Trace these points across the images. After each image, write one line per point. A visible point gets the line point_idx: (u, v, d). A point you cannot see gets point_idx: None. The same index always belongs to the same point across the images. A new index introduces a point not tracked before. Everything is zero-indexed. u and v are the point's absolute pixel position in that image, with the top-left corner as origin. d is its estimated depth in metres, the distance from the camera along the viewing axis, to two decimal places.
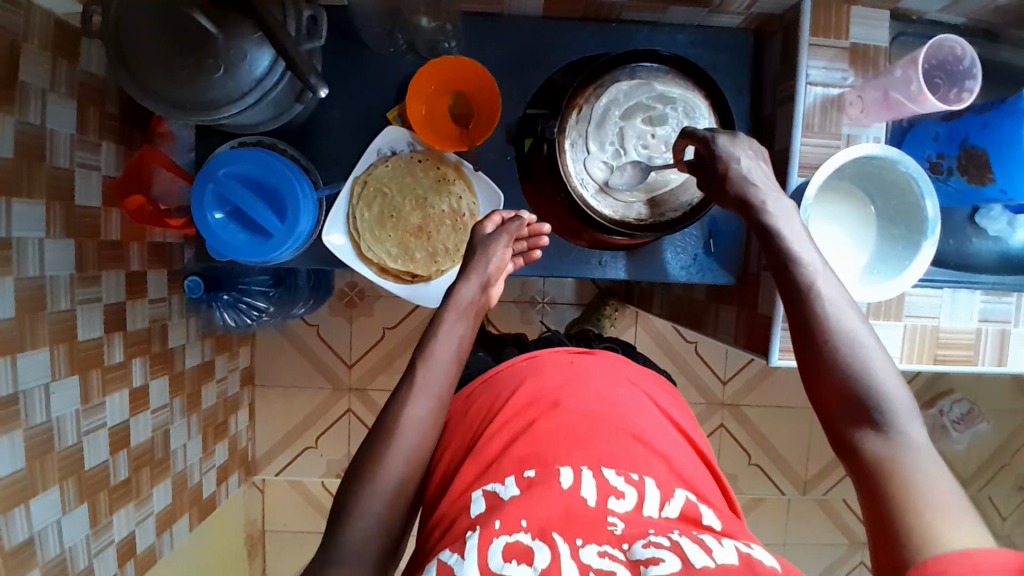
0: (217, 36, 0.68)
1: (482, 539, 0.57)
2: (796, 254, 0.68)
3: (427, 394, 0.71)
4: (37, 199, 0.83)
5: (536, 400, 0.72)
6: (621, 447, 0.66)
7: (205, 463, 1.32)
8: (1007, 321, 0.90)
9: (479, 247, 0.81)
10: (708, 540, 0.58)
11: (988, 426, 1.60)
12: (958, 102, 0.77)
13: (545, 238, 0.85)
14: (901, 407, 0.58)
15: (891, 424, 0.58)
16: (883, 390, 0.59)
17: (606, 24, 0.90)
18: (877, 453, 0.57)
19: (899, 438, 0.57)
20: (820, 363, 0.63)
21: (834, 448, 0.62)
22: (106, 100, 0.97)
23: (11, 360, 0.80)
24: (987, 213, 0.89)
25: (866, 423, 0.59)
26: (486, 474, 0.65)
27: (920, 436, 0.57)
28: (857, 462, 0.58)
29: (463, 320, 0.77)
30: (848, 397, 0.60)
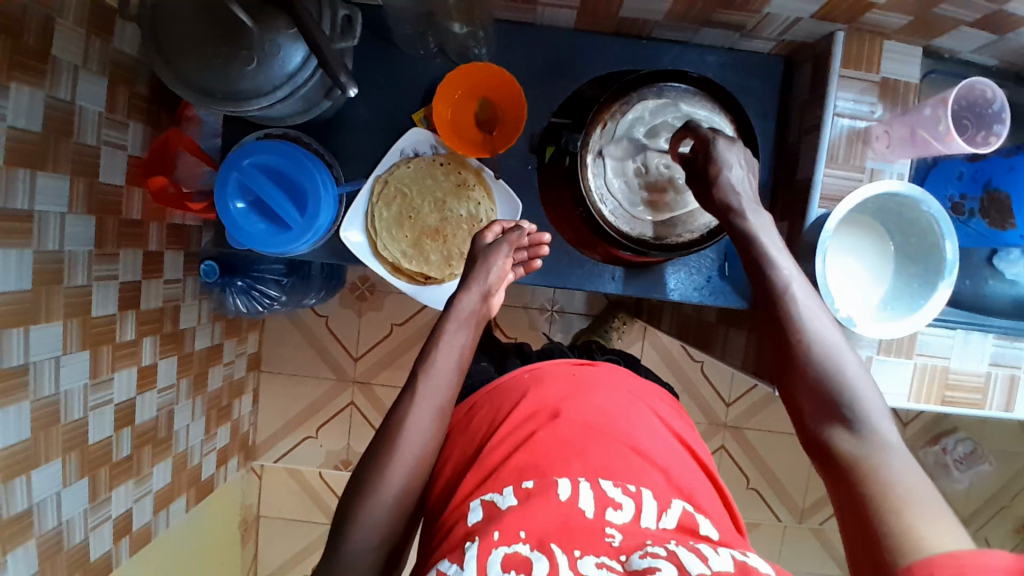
0: (252, 30, 0.69)
1: (482, 550, 0.57)
2: (775, 261, 0.72)
3: (429, 404, 0.71)
4: (62, 175, 0.84)
5: (537, 411, 0.72)
6: (618, 459, 0.66)
7: (205, 445, 1.34)
8: (1017, 367, 0.89)
9: (481, 257, 0.81)
10: (705, 549, 0.57)
11: (990, 468, 1.58)
12: (984, 146, 0.76)
13: (546, 248, 0.85)
14: (871, 407, 0.62)
15: (862, 423, 0.61)
16: (854, 389, 0.63)
17: (636, 40, 0.90)
18: (848, 451, 0.61)
19: (868, 435, 0.61)
20: (794, 367, 0.67)
21: (811, 450, 0.65)
22: (137, 80, 0.98)
23: (25, 332, 0.82)
24: (1005, 257, 0.88)
25: (837, 422, 0.63)
26: (486, 483, 0.66)
27: (889, 433, 0.61)
28: (830, 461, 0.62)
29: (465, 329, 0.77)
30: (821, 398, 0.64)
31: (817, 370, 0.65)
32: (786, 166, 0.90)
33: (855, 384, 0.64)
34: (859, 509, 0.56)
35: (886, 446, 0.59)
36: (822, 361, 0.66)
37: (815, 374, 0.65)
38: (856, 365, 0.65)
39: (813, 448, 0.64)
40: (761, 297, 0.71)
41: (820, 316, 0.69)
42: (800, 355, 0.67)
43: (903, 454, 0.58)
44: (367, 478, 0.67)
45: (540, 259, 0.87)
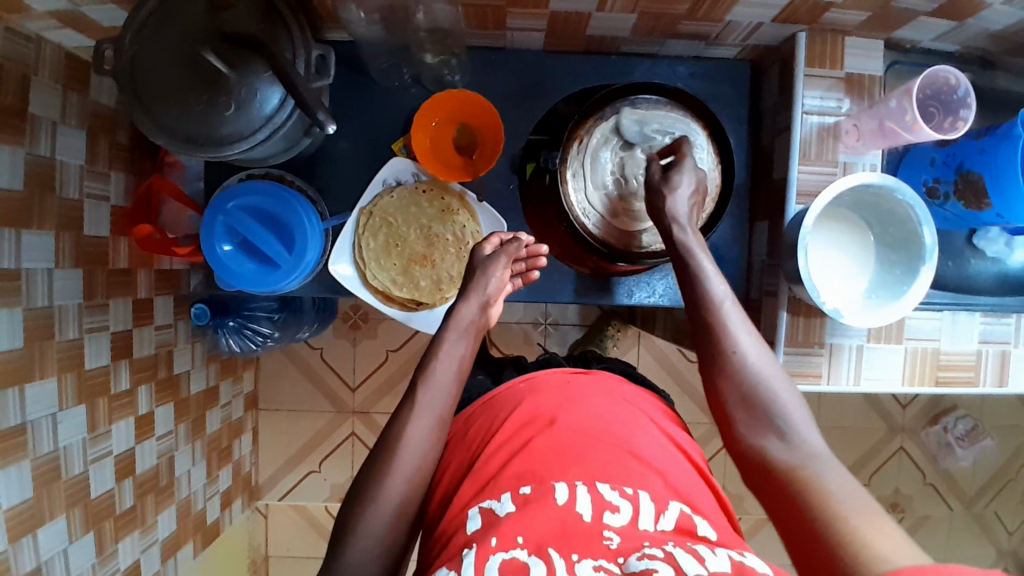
0: (229, 75, 0.70)
1: (480, 556, 0.57)
2: (704, 274, 0.75)
3: (430, 413, 0.73)
4: (47, 231, 0.85)
5: (533, 419, 0.73)
6: (615, 462, 0.67)
7: (209, 488, 1.32)
8: (1006, 342, 0.91)
9: (479, 269, 0.83)
10: (702, 550, 0.57)
11: (993, 444, 1.59)
12: (952, 131, 0.78)
13: (542, 259, 0.88)
14: (797, 416, 0.67)
15: (790, 430, 0.67)
16: (781, 401, 0.68)
17: (606, 56, 0.92)
18: (780, 457, 0.66)
19: (798, 443, 0.66)
20: (727, 379, 0.71)
21: (744, 461, 0.69)
22: (116, 131, 0.98)
23: (20, 391, 0.81)
24: (985, 235, 0.91)
25: (768, 431, 0.67)
26: (484, 491, 0.66)
27: (817, 442, 0.66)
28: (767, 471, 0.66)
29: (464, 339, 0.79)
30: (751, 409, 0.69)
31: (748, 381, 0.70)
32: (761, 166, 0.92)
33: (782, 395, 0.69)
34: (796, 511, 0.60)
35: (813, 452, 0.65)
36: (752, 373, 0.70)
37: (746, 385, 0.70)
38: (781, 378, 0.70)
39: (749, 459, 0.68)
40: (693, 310, 0.75)
41: (748, 329, 0.72)
42: (732, 368, 0.71)
43: (830, 459, 0.63)
44: (373, 506, 0.68)
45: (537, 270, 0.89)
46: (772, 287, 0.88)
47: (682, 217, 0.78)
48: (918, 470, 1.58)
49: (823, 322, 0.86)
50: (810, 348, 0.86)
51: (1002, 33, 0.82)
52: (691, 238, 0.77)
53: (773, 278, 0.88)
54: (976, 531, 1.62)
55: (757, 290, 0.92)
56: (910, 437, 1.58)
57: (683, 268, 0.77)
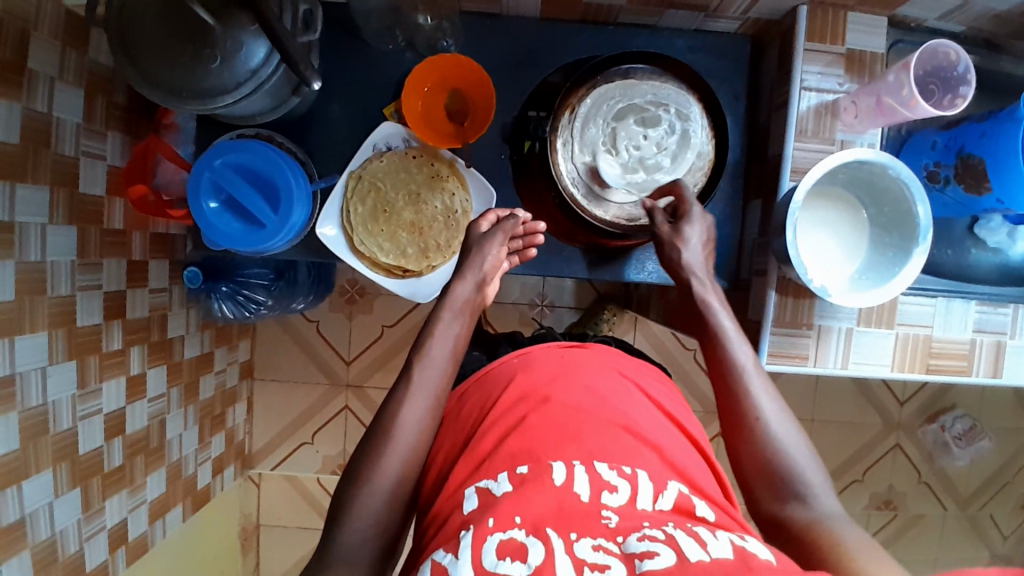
0: (215, 28, 0.69)
1: (476, 538, 0.55)
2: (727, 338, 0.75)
3: (425, 395, 0.73)
4: (41, 185, 0.85)
5: (527, 395, 0.72)
6: (612, 441, 0.66)
7: (200, 454, 1.33)
8: (1002, 333, 0.88)
9: (474, 247, 0.83)
10: (703, 534, 0.55)
11: (990, 445, 1.56)
12: (951, 108, 0.76)
13: (540, 237, 0.87)
14: (816, 480, 0.68)
15: (810, 494, 0.67)
16: (802, 465, 0.69)
17: (604, 26, 0.90)
18: (797, 517, 0.66)
19: (816, 507, 0.66)
20: (748, 444, 0.71)
21: (764, 524, 0.69)
22: (115, 91, 0.98)
23: (9, 342, 0.82)
24: (986, 224, 0.89)
25: (788, 496, 0.67)
26: (479, 470, 0.65)
27: (835, 506, 0.66)
28: (789, 534, 0.66)
29: (458, 320, 0.80)
30: (771, 473, 0.69)
31: (768, 446, 0.70)
32: (759, 144, 0.90)
33: (803, 461, 0.69)
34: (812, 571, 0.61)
35: (830, 513, 0.65)
36: (773, 438, 0.70)
37: (769, 450, 0.69)
38: (800, 444, 0.70)
39: (769, 522, 0.68)
40: (716, 372, 0.75)
41: (771, 394, 0.72)
42: (755, 432, 0.71)
43: (846, 521, 0.64)
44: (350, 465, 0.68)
45: (535, 249, 0.89)
46: (762, 267, 0.87)
47: (702, 273, 0.79)
48: (913, 468, 1.56)
49: (812, 304, 0.85)
50: (798, 329, 0.85)
51: (1009, 12, 0.79)
52: (710, 293, 0.78)
53: (764, 256, 0.86)
54: (969, 531, 1.59)
55: (748, 270, 0.91)
56: (906, 434, 1.56)
57: (706, 329, 0.77)
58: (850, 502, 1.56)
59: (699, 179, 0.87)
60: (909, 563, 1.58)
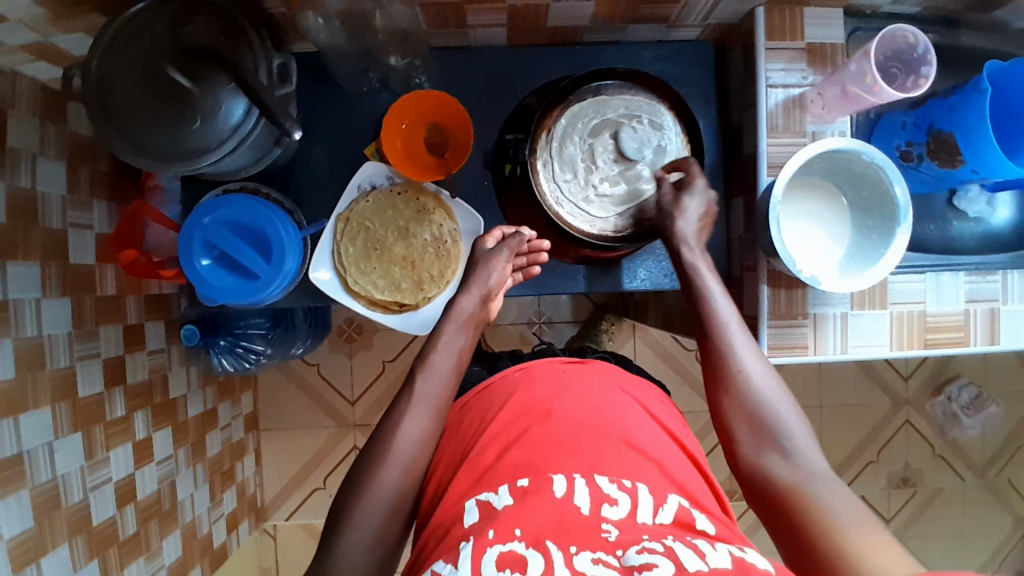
0: (193, 90, 0.71)
1: (476, 549, 0.56)
2: (711, 295, 0.79)
3: (425, 406, 0.74)
4: (32, 260, 0.86)
5: (528, 409, 0.73)
6: (612, 454, 0.66)
7: (214, 512, 1.32)
8: (994, 299, 0.89)
9: (481, 262, 0.86)
10: (702, 545, 0.56)
11: (999, 410, 1.57)
12: (915, 89, 0.79)
13: (543, 255, 0.89)
14: (799, 435, 0.70)
15: (793, 450, 0.69)
16: (785, 421, 0.71)
17: (571, 47, 0.93)
18: (780, 475, 0.68)
19: (798, 462, 0.69)
20: (733, 400, 0.74)
21: (746, 483, 0.71)
22: (97, 158, 0.99)
23: (14, 420, 0.82)
24: (964, 196, 0.91)
25: (772, 448, 0.70)
26: (479, 483, 0.66)
27: (817, 461, 0.69)
28: (771, 490, 0.68)
29: (463, 332, 0.81)
30: (755, 428, 0.72)
31: (753, 402, 0.73)
32: (733, 143, 0.93)
33: (788, 419, 0.72)
34: (796, 526, 0.63)
35: (814, 469, 0.68)
36: (757, 392, 0.73)
37: (752, 405, 0.72)
38: (784, 399, 0.73)
39: (752, 478, 0.70)
40: (700, 329, 0.78)
41: (753, 352, 0.76)
42: (739, 387, 0.74)
43: (828, 475, 0.67)
44: (367, 503, 0.68)
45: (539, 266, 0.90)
46: (752, 262, 0.88)
47: (697, 243, 0.82)
48: (926, 443, 1.57)
49: (805, 293, 0.86)
50: (794, 320, 0.86)
51: None
52: (698, 258, 0.82)
53: (753, 253, 0.88)
54: (990, 500, 1.60)
55: (738, 267, 0.92)
56: (915, 410, 1.57)
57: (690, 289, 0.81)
58: (868, 483, 1.56)
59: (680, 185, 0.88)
60: (935, 538, 1.58)
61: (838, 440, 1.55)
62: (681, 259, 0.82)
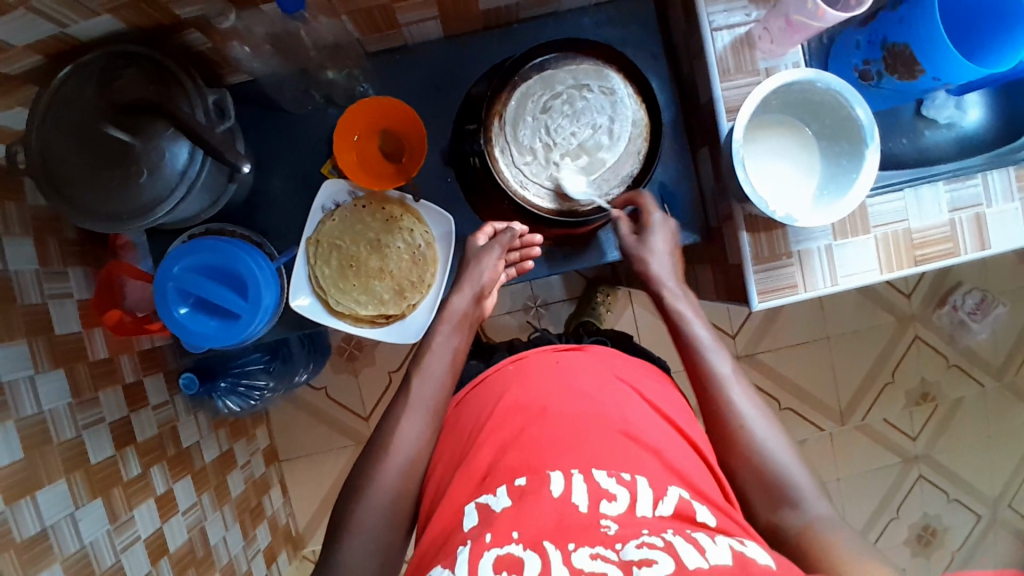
0: (134, 144, 0.70)
1: (474, 554, 0.58)
2: (704, 346, 0.80)
3: (420, 409, 0.77)
4: (18, 340, 0.85)
5: (524, 407, 0.73)
6: (612, 448, 0.67)
7: (249, 550, 1.32)
8: (978, 204, 0.87)
9: (472, 260, 0.87)
10: (702, 539, 0.56)
11: (1005, 310, 1.56)
12: (859, 7, 0.77)
13: (536, 249, 0.89)
14: (805, 484, 0.69)
15: (802, 500, 0.68)
16: (790, 471, 0.70)
17: (508, 27, 0.91)
18: (792, 525, 0.67)
19: (808, 512, 0.67)
20: (738, 453, 0.73)
21: (760, 534, 0.70)
22: (62, 228, 0.98)
23: (31, 500, 0.82)
24: (932, 104, 0.90)
25: (781, 503, 0.69)
26: (479, 487, 0.67)
27: (828, 509, 0.67)
28: (784, 541, 0.67)
29: (457, 333, 0.84)
30: (761, 478, 0.71)
31: (756, 455, 0.72)
32: (689, 94, 0.91)
33: (793, 471, 0.70)
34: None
35: (824, 519, 0.66)
36: (759, 443, 0.73)
37: (756, 456, 0.72)
38: (790, 451, 0.72)
39: (765, 530, 0.69)
40: (698, 382, 0.79)
41: (754, 403, 0.76)
42: (742, 443, 0.73)
43: (840, 524, 0.66)
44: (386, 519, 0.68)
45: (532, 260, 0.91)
46: (727, 212, 0.87)
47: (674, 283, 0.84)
48: (939, 355, 1.56)
49: (785, 233, 0.85)
50: (778, 261, 0.85)
51: None
52: (685, 306, 0.83)
53: (727, 202, 0.86)
54: (1011, 400, 1.59)
55: (715, 219, 0.91)
56: (922, 324, 1.56)
57: (681, 340, 0.82)
58: (888, 406, 1.55)
59: (641, 146, 0.86)
60: (963, 448, 1.58)
61: (850, 367, 1.55)
62: (667, 307, 0.84)
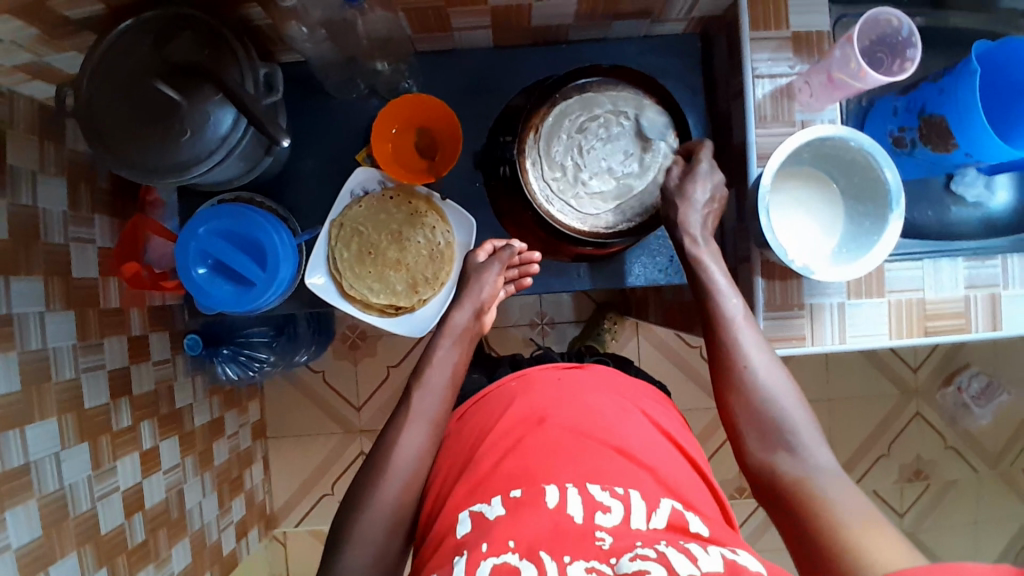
0: (182, 103, 0.72)
1: (471, 563, 0.58)
2: (720, 289, 0.80)
3: (422, 421, 0.77)
4: (35, 276, 0.87)
5: (524, 418, 0.74)
6: (607, 462, 0.67)
7: (223, 520, 1.32)
8: (995, 285, 0.88)
9: (473, 276, 0.88)
10: (695, 549, 0.57)
11: (1011, 398, 1.54)
12: (902, 73, 0.78)
13: (536, 266, 0.92)
14: (805, 431, 0.72)
15: (800, 446, 0.71)
16: (790, 417, 0.73)
17: (556, 45, 0.93)
18: (788, 471, 0.70)
19: (805, 458, 0.70)
20: (740, 396, 0.75)
21: (751, 474, 0.74)
22: (96, 176, 1.01)
23: (20, 433, 0.83)
24: (962, 179, 0.90)
25: (778, 447, 0.72)
26: (474, 493, 0.67)
27: (825, 456, 0.70)
28: (777, 485, 0.70)
29: (457, 345, 0.85)
30: (760, 421, 0.74)
31: (759, 399, 0.74)
32: (723, 135, 0.93)
33: (792, 412, 0.73)
34: (798, 520, 0.65)
35: (819, 465, 0.69)
36: (762, 388, 0.75)
37: (758, 400, 0.74)
38: (791, 396, 0.75)
39: (759, 470, 0.72)
40: (705, 322, 0.80)
41: (761, 348, 0.77)
42: (745, 385, 0.75)
43: (834, 472, 0.68)
44: None
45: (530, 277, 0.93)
46: (745, 255, 0.88)
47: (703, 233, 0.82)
48: (937, 434, 1.54)
49: (800, 284, 0.85)
50: (789, 311, 0.86)
51: None
52: (705, 252, 0.82)
53: (746, 245, 0.87)
54: (1005, 489, 1.57)
55: (731, 260, 0.92)
56: (925, 400, 1.54)
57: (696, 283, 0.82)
58: (879, 477, 1.53)
59: None
60: (949, 531, 1.55)
61: (847, 431, 1.53)
62: (686, 254, 0.82)
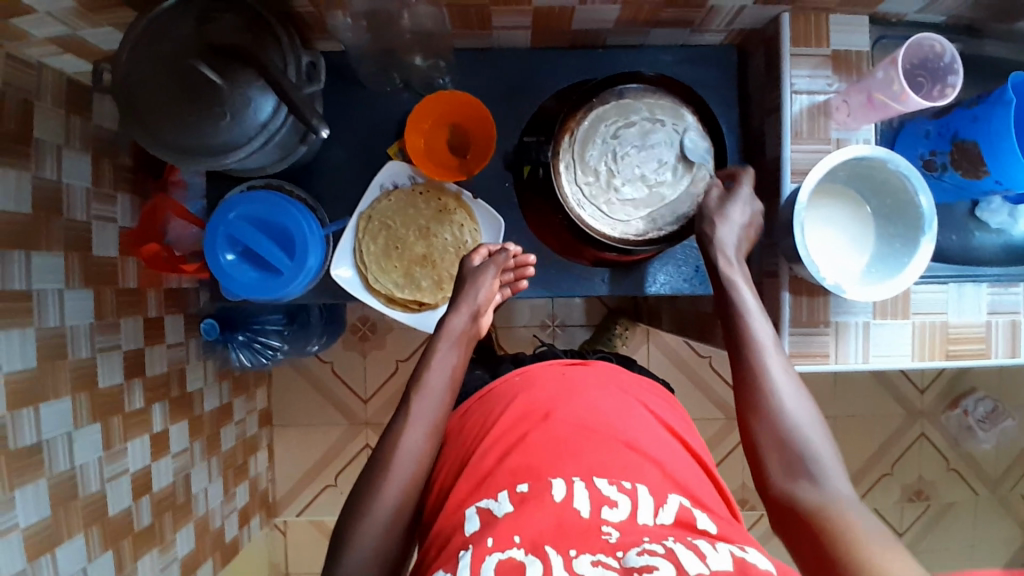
0: (222, 86, 0.72)
1: (476, 558, 0.57)
2: (744, 306, 0.76)
3: (420, 427, 0.73)
4: (56, 252, 0.87)
5: (527, 414, 0.73)
6: (612, 457, 0.67)
7: (226, 506, 1.32)
8: (1016, 312, 0.88)
9: (469, 278, 0.84)
10: (703, 546, 0.57)
11: (1015, 424, 1.55)
12: (941, 98, 0.78)
13: (530, 267, 0.89)
14: (829, 461, 0.66)
15: (824, 477, 0.65)
16: (814, 444, 0.67)
17: (593, 50, 0.93)
18: (810, 500, 0.64)
19: (828, 491, 0.64)
20: (762, 419, 0.70)
21: (771, 506, 0.67)
22: (120, 153, 1.00)
23: (34, 410, 0.83)
24: (987, 207, 0.90)
25: (800, 475, 0.66)
26: (479, 488, 0.67)
27: (849, 493, 0.64)
28: (800, 518, 0.63)
29: (455, 349, 0.80)
30: (780, 445, 0.68)
31: (781, 422, 0.69)
32: (754, 149, 0.93)
33: (817, 438, 0.68)
34: (819, 554, 0.59)
35: (842, 497, 0.63)
36: (786, 412, 0.69)
37: (781, 424, 0.69)
38: (817, 425, 0.69)
39: (778, 500, 0.66)
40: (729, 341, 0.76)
41: (786, 372, 0.72)
42: (768, 406, 0.70)
43: (858, 505, 0.62)
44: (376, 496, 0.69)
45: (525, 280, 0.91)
46: (773, 269, 0.88)
47: (739, 249, 0.79)
48: (939, 456, 1.55)
49: (826, 300, 0.86)
50: (816, 327, 0.86)
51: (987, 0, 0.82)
52: (737, 273, 0.78)
53: (774, 259, 0.87)
54: (1003, 514, 1.58)
55: (757, 273, 0.92)
56: (929, 422, 1.55)
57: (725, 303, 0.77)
58: (881, 496, 1.54)
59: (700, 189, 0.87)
60: (947, 554, 1.56)
61: (851, 449, 1.54)
62: (716, 270, 0.79)
